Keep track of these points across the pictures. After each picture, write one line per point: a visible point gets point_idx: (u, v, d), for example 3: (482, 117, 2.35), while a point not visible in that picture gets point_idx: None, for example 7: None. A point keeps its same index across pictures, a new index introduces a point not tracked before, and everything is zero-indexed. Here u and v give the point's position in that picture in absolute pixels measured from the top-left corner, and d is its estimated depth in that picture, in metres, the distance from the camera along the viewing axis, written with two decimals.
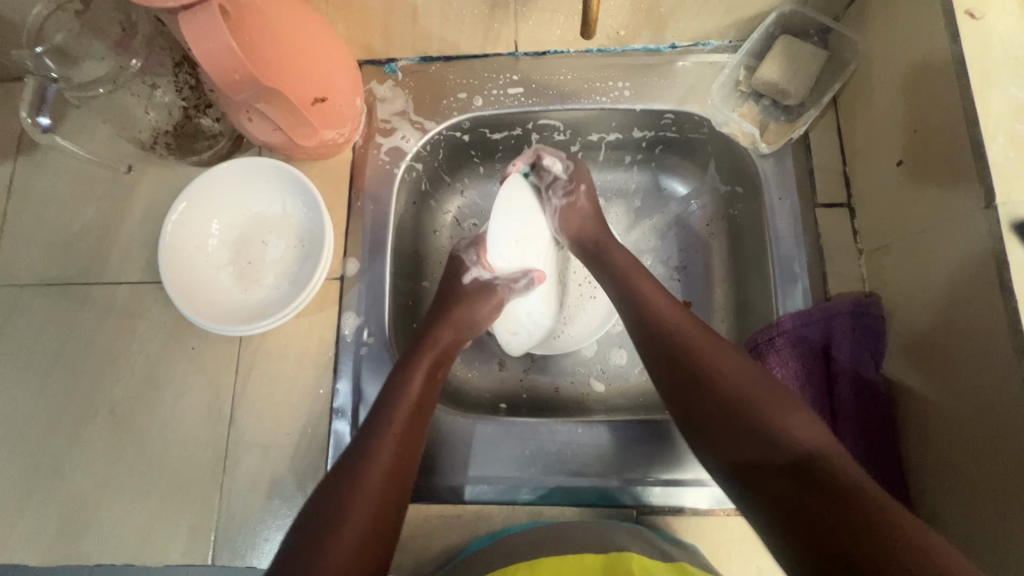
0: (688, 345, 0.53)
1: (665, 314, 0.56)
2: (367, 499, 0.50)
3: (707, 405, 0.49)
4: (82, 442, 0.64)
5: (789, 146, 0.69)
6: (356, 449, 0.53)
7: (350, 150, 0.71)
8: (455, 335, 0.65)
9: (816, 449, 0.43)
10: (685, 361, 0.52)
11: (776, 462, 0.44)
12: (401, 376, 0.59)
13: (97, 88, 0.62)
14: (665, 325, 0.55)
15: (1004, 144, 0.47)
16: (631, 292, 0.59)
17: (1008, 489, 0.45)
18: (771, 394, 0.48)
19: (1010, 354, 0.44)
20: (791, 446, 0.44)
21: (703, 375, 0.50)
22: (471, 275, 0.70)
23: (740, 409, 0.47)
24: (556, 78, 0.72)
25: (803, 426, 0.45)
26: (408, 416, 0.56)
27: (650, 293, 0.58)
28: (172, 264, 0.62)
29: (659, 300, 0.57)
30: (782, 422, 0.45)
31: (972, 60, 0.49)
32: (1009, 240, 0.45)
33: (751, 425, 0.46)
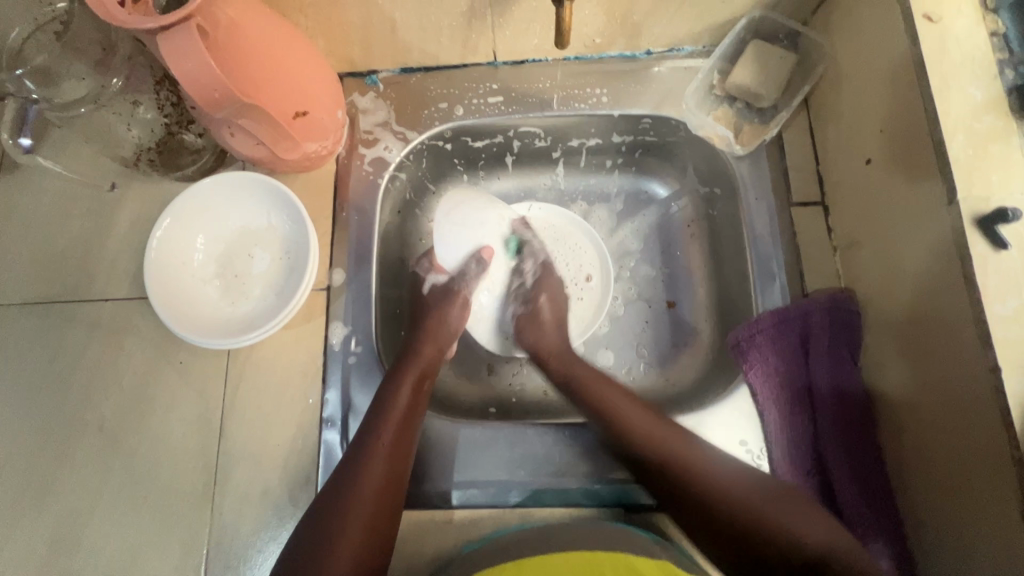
0: (679, 453, 0.57)
1: (643, 430, 0.59)
2: (363, 507, 0.53)
3: (722, 530, 0.53)
4: (71, 460, 0.64)
5: (763, 147, 0.70)
6: (348, 461, 0.55)
7: (334, 162, 0.72)
8: (436, 349, 0.66)
9: (829, 548, 0.50)
10: (694, 499, 0.55)
11: (794, 570, 0.50)
12: (386, 392, 0.60)
13: (80, 107, 0.65)
14: (659, 449, 0.58)
15: (963, 141, 0.49)
16: (612, 421, 0.61)
17: (975, 483, 0.47)
18: (781, 505, 0.53)
19: (976, 349, 0.46)
20: (805, 550, 0.50)
21: (719, 510, 0.54)
22: (429, 285, 0.73)
23: (749, 525, 0.52)
24: (535, 86, 0.73)
25: (812, 525, 0.52)
26: (397, 426, 0.58)
27: (628, 415, 0.61)
28: (158, 280, 0.62)
29: (633, 413, 0.61)
30: (788, 529, 0.51)
31: (931, 61, 0.51)
32: (971, 234, 0.47)
33: (766, 539, 0.51)
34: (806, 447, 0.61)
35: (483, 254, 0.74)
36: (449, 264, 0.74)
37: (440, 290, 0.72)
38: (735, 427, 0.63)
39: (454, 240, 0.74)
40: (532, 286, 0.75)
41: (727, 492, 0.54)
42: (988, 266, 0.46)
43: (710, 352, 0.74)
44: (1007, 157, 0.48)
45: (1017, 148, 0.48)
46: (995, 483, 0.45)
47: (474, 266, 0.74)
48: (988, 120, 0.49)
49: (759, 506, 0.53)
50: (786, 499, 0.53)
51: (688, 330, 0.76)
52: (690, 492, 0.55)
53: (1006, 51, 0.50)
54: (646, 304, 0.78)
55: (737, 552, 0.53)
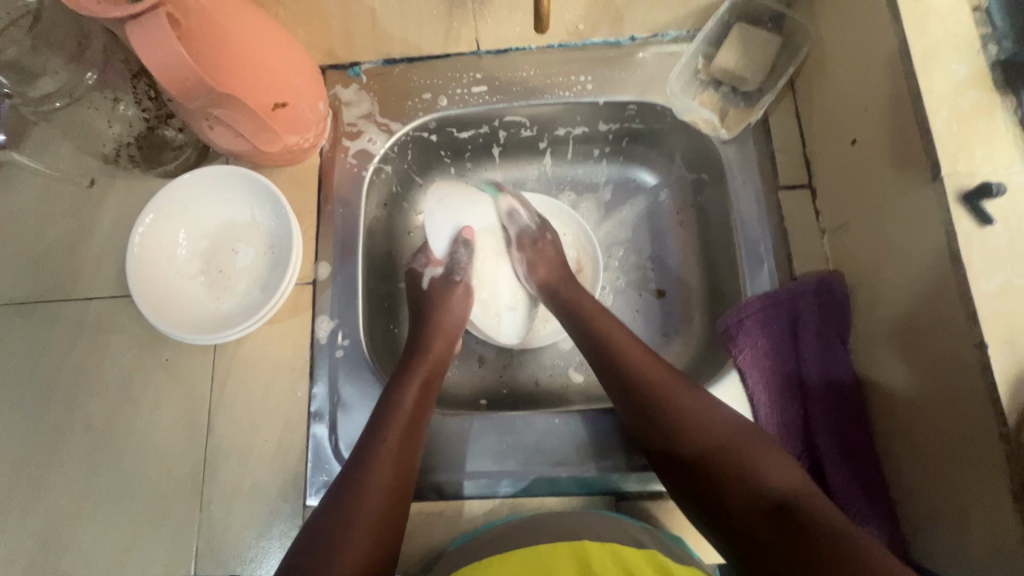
0: (658, 376, 0.58)
1: (647, 366, 0.58)
2: (367, 511, 0.51)
3: (688, 472, 0.53)
4: (58, 459, 0.63)
5: (749, 131, 0.70)
6: (352, 464, 0.54)
7: (318, 155, 0.71)
8: (446, 344, 0.66)
9: (795, 491, 0.48)
10: (675, 429, 0.54)
11: (752, 512, 0.48)
12: (395, 391, 0.60)
13: (54, 102, 0.66)
14: (645, 374, 0.58)
15: (948, 117, 0.48)
16: (614, 356, 0.60)
17: (965, 462, 0.47)
18: (744, 441, 0.53)
19: (964, 326, 0.45)
20: (771, 490, 0.49)
21: (693, 451, 0.53)
22: (427, 279, 0.71)
23: (712, 470, 0.51)
24: (519, 75, 0.72)
25: (778, 465, 0.51)
26: (403, 427, 0.57)
27: (637, 359, 0.59)
28: (140, 275, 0.62)
29: (665, 374, 0.58)
30: (759, 470, 0.50)
31: (915, 38, 0.50)
32: (956, 210, 0.46)
33: (727, 471, 0.51)
34: (797, 436, 0.60)
35: (465, 236, 0.73)
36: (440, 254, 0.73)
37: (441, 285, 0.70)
38: None
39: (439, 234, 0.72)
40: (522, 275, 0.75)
41: (707, 423, 0.54)
42: (973, 243, 0.45)
43: (701, 339, 0.73)
44: (992, 132, 0.47)
45: (1002, 124, 0.47)
46: (983, 464, 0.45)
47: (463, 249, 0.72)
48: (971, 96, 0.48)
49: (737, 444, 0.52)
50: (759, 441, 0.53)
51: (678, 317, 0.76)
52: (679, 424, 0.54)
53: (989, 26, 0.50)
54: (636, 293, 0.78)
55: (692, 496, 0.52)
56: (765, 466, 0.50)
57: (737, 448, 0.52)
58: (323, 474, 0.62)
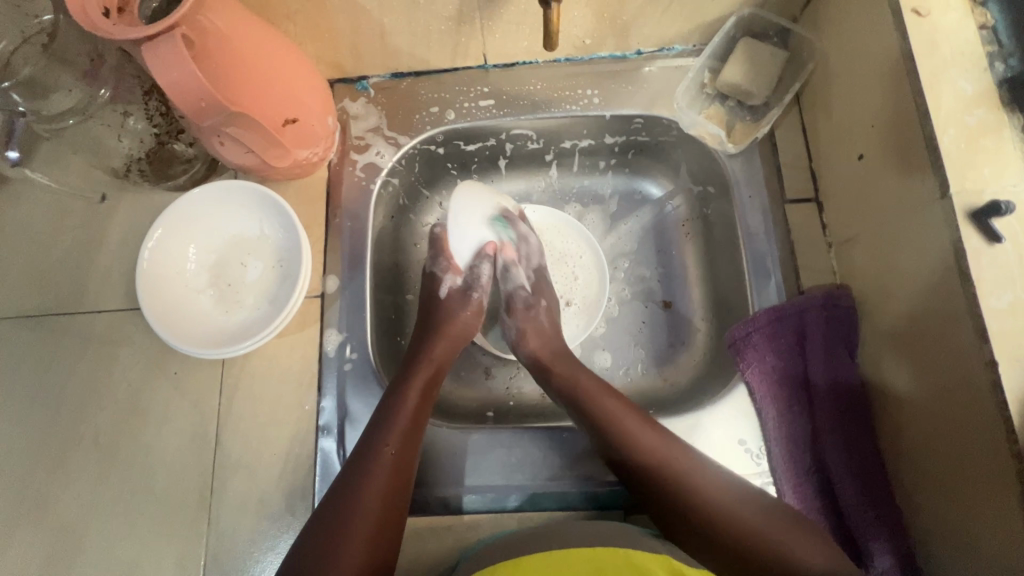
0: (676, 467, 0.55)
1: (650, 453, 0.56)
2: (366, 519, 0.51)
3: (717, 546, 0.52)
4: (66, 473, 0.63)
5: (755, 144, 0.70)
6: (352, 470, 0.54)
7: (326, 168, 0.72)
8: (449, 346, 0.66)
9: (831, 574, 0.49)
10: (691, 514, 0.53)
11: None
12: (397, 393, 0.60)
13: (66, 119, 0.65)
14: (654, 461, 0.56)
15: (956, 135, 0.48)
16: (619, 436, 0.57)
17: (974, 476, 0.47)
18: (777, 525, 0.52)
19: (973, 343, 0.46)
20: (812, 575, 0.48)
21: (718, 540, 0.52)
22: (445, 287, 0.71)
23: (753, 555, 0.50)
24: (526, 88, 0.73)
25: (816, 550, 0.50)
26: (404, 432, 0.57)
27: (635, 432, 0.57)
28: (149, 289, 0.62)
29: (659, 443, 0.57)
30: (803, 562, 0.49)
31: (921, 55, 0.51)
32: (964, 228, 0.47)
33: (764, 560, 0.50)
34: (805, 449, 0.60)
35: (489, 250, 0.72)
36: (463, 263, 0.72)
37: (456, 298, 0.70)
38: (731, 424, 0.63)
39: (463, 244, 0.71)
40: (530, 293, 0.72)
41: (723, 497, 0.53)
42: (983, 260, 0.46)
43: (708, 351, 0.73)
44: (999, 150, 0.48)
45: (1009, 142, 0.48)
46: (993, 479, 0.45)
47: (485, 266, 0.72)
48: (978, 114, 0.49)
49: (770, 530, 0.51)
50: (792, 529, 0.52)
51: (684, 329, 0.76)
52: (706, 509, 0.53)
53: (995, 44, 0.50)
54: (642, 305, 0.78)
55: (725, 563, 0.52)
56: (803, 555, 0.49)
57: (774, 535, 0.51)
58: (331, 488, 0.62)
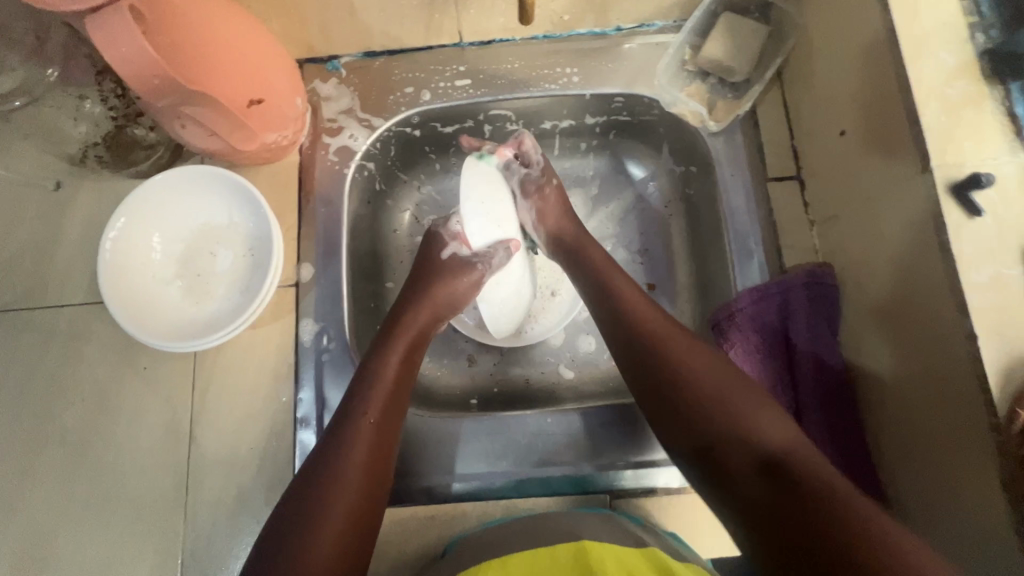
0: (665, 354, 0.54)
1: (648, 322, 0.56)
2: (347, 491, 0.49)
3: (681, 427, 0.51)
4: (33, 474, 0.61)
5: (737, 122, 0.69)
6: (329, 442, 0.52)
7: (297, 152, 0.69)
8: (430, 317, 0.64)
9: (783, 449, 0.47)
10: (665, 384, 0.53)
11: (749, 466, 0.47)
12: (376, 360, 0.58)
13: (13, 102, 0.65)
14: (648, 325, 0.56)
15: (937, 108, 0.48)
16: (619, 316, 0.58)
17: (953, 438, 0.47)
18: (740, 393, 0.51)
19: (952, 313, 0.45)
20: (763, 442, 0.47)
21: (692, 397, 0.51)
22: (449, 250, 0.68)
23: (711, 428, 0.49)
24: (504, 67, 0.71)
25: (772, 423, 0.49)
26: (385, 401, 0.55)
27: (637, 304, 0.58)
28: (112, 280, 0.59)
29: (672, 342, 0.55)
30: (753, 424, 0.49)
31: (903, 27, 0.50)
32: (945, 201, 0.46)
33: (720, 422, 0.49)
34: None
35: (510, 244, 0.65)
36: (477, 245, 0.65)
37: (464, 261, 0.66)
38: None
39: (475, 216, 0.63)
40: (540, 174, 0.67)
41: (701, 374, 0.52)
42: (963, 233, 0.45)
43: (692, 333, 0.73)
44: (980, 123, 0.47)
45: (990, 114, 0.47)
46: (973, 442, 0.45)
47: (500, 255, 0.66)
48: (959, 86, 0.48)
49: (727, 394, 0.51)
50: (751, 390, 0.51)
51: (669, 312, 0.75)
52: (672, 368, 0.53)
53: (977, 15, 0.50)
54: None
55: (684, 450, 0.51)
56: (760, 424, 0.48)
57: (731, 400, 0.50)
58: None
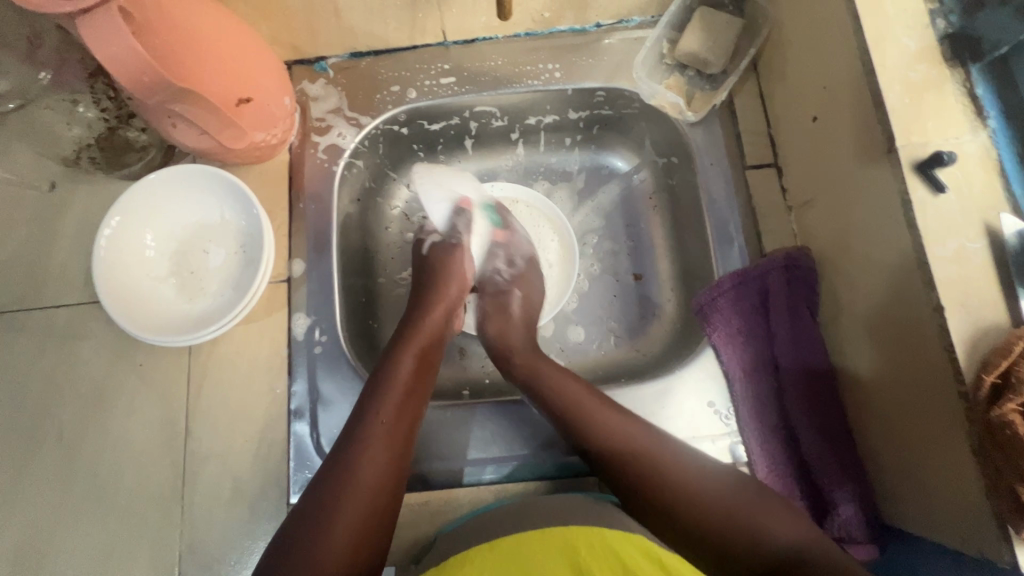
0: (634, 452, 0.54)
1: (598, 421, 0.56)
2: (360, 487, 0.50)
3: (684, 532, 0.51)
4: (32, 473, 0.62)
5: (714, 112, 0.71)
6: (345, 440, 0.53)
7: (287, 151, 0.71)
8: (443, 315, 0.65)
9: (799, 543, 0.47)
10: (650, 497, 0.52)
11: (766, 568, 0.47)
12: (389, 363, 0.59)
13: (8, 104, 0.66)
14: (600, 435, 0.55)
15: (900, 90, 0.50)
16: (579, 425, 0.56)
17: (925, 421, 0.49)
18: (734, 494, 0.51)
19: (921, 290, 0.47)
20: (777, 546, 0.48)
21: (665, 487, 0.52)
22: (427, 245, 0.71)
23: (706, 530, 0.50)
24: (486, 64, 0.73)
25: (782, 523, 0.49)
26: (398, 397, 0.56)
27: (587, 408, 0.57)
28: (107, 278, 0.60)
29: (619, 432, 0.55)
30: (761, 524, 0.49)
31: (866, 14, 0.52)
32: (910, 179, 0.48)
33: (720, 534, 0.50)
34: (772, 407, 0.62)
35: (461, 206, 0.72)
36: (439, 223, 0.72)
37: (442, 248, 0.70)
38: (701, 389, 0.65)
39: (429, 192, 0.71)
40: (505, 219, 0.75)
41: (677, 473, 0.53)
42: (928, 210, 0.47)
43: (678, 319, 0.74)
44: (941, 104, 0.49)
45: (951, 95, 0.49)
46: (947, 423, 0.46)
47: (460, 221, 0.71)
48: (922, 69, 0.50)
49: (716, 492, 0.51)
50: (753, 495, 0.51)
51: (655, 300, 0.77)
52: (647, 478, 0.53)
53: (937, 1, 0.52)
54: (613, 278, 0.78)
55: (686, 544, 0.51)
56: (769, 525, 0.49)
57: (733, 502, 0.51)
58: (307, 471, 0.62)
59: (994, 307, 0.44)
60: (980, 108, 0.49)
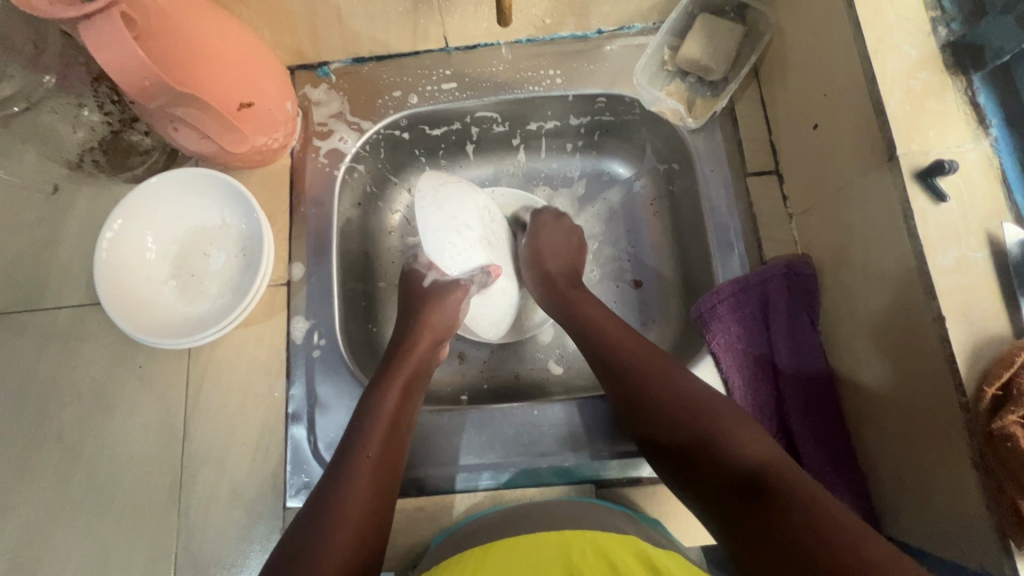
0: (637, 365, 0.56)
1: (615, 339, 0.59)
2: (348, 519, 0.49)
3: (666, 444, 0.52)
4: (31, 474, 0.62)
5: (716, 119, 0.71)
6: (333, 473, 0.52)
7: (289, 156, 0.71)
8: (430, 345, 0.64)
9: (764, 463, 0.47)
10: (645, 400, 0.54)
11: (728, 484, 0.47)
12: (375, 395, 0.58)
13: (12, 107, 0.65)
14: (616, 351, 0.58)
15: (901, 99, 0.49)
16: (590, 336, 0.61)
17: (926, 435, 0.48)
18: (719, 411, 0.51)
19: (922, 300, 0.47)
20: (740, 463, 0.47)
21: (656, 397, 0.54)
22: (430, 278, 0.66)
23: (690, 433, 0.51)
24: (488, 70, 0.73)
25: (752, 441, 0.49)
26: (384, 429, 0.56)
27: (606, 326, 0.61)
28: (109, 281, 0.61)
29: (634, 349, 0.58)
30: (730, 440, 0.49)
31: (867, 22, 0.52)
32: (911, 188, 0.48)
33: (703, 453, 0.49)
34: (771, 415, 0.61)
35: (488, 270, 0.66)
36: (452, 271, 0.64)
37: (445, 284, 0.65)
38: None
39: (439, 238, 0.62)
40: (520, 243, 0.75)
41: (669, 387, 0.54)
42: (929, 219, 0.47)
43: (677, 326, 0.74)
44: (943, 113, 0.49)
45: (953, 104, 0.49)
46: (949, 438, 0.46)
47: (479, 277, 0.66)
48: (923, 78, 0.50)
49: (698, 411, 0.52)
50: (734, 412, 0.51)
51: (655, 307, 0.76)
52: (645, 390, 0.55)
53: (938, 9, 0.51)
54: (613, 284, 0.78)
55: (669, 457, 0.52)
56: (737, 443, 0.48)
57: (710, 420, 0.51)
58: (303, 475, 0.62)
59: (996, 317, 0.44)
60: (982, 116, 0.49)
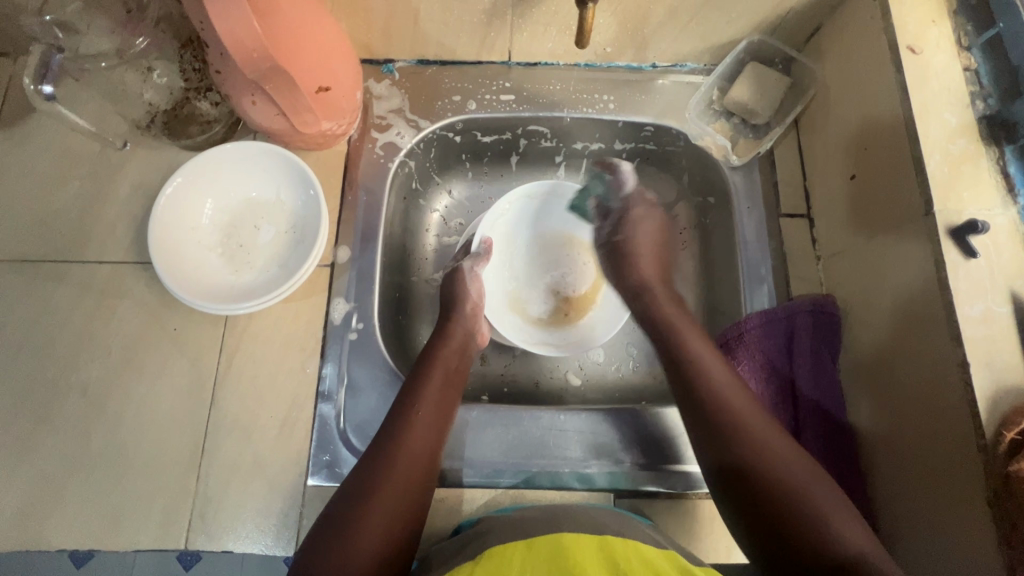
0: (737, 412, 0.55)
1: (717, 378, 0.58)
2: (401, 479, 0.53)
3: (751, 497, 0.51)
4: (48, 424, 0.61)
5: (756, 159, 0.75)
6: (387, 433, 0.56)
7: (345, 143, 0.73)
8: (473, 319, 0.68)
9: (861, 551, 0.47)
10: (743, 453, 0.53)
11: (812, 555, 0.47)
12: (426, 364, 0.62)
13: (100, 61, 0.65)
14: (714, 388, 0.57)
15: (940, 161, 0.54)
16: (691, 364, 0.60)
17: (943, 476, 0.51)
18: (818, 485, 0.51)
19: (948, 346, 0.50)
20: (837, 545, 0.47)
21: (756, 450, 0.53)
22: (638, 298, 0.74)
23: (785, 495, 0.50)
24: (546, 88, 0.77)
25: (850, 527, 0.48)
26: (437, 400, 0.60)
27: (706, 360, 0.60)
28: (160, 240, 0.62)
29: (736, 395, 0.57)
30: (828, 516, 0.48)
31: (914, 88, 0.56)
32: (944, 242, 0.52)
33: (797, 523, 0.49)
34: None
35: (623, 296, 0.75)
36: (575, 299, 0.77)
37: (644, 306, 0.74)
38: None
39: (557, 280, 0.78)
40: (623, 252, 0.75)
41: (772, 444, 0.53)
42: (959, 272, 0.51)
43: None
44: (977, 177, 0.53)
45: (986, 171, 0.54)
46: (964, 479, 0.48)
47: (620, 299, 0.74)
48: (960, 144, 0.54)
49: (797, 473, 0.51)
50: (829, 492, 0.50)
51: None
52: (743, 440, 0.54)
53: (977, 85, 0.57)
54: None
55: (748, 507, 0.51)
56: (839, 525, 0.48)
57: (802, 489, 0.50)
58: (327, 454, 0.62)
59: (1016, 369, 0.47)
60: (1012, 185, 0.53)
